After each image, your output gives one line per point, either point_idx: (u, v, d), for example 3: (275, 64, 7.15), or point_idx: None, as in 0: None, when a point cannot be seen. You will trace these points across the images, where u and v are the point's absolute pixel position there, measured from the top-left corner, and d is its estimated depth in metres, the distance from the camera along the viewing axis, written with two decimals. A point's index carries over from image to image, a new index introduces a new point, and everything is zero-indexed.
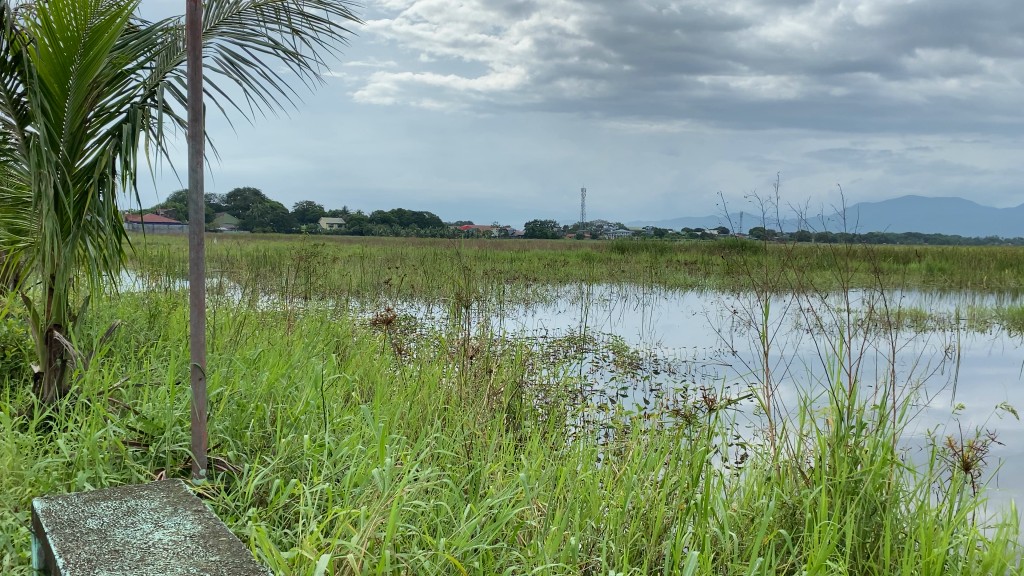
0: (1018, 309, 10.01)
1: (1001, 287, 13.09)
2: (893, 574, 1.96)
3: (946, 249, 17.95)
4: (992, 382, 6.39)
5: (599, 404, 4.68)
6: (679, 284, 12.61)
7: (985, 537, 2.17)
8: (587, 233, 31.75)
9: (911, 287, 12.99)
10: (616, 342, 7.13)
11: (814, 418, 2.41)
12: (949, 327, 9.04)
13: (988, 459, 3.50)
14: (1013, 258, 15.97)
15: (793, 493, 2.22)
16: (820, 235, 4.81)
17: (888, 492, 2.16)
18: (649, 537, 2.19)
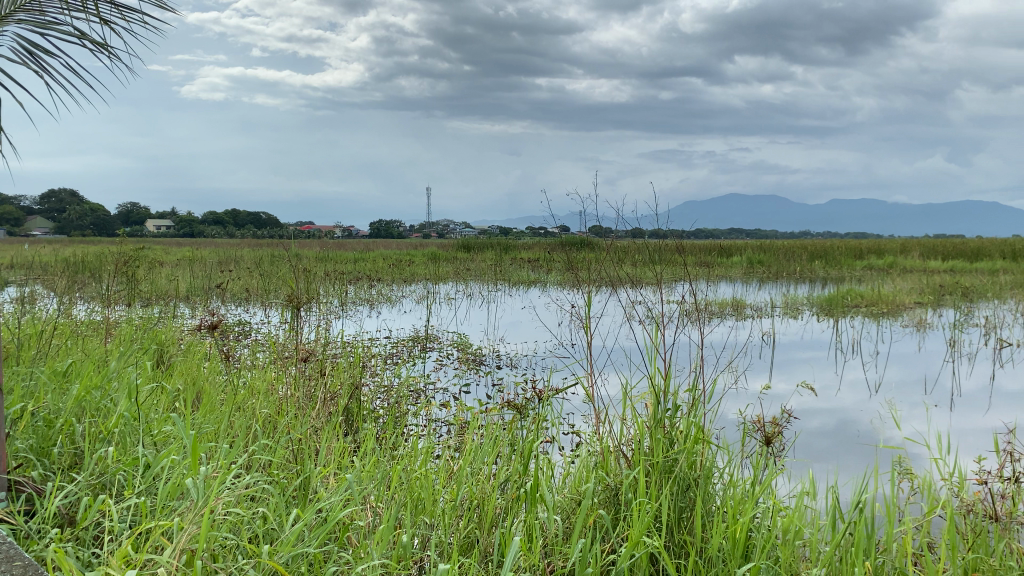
0: (825, 297, 10.92)
1: (812, 276, 14.26)
2: (706, 545, 2.11)
3: (764, 244, 19.38)
4: (803, 364, 6.94)
5: (440, 402, 4.71)
6: (523, 281, 12.85)
7: (784, 504, 2.38)
8: (432, 233, 31.75)
9: (734, 279, 13.88)
10: (459, 340, 7.18)
11: (634, 403, 2.54)
12: (766, 315, 9.76)
13: (791, 433, 3.83)
14: (821, 250, 17.36)
15: (615, 475, 2.34)
16: (651, 231, 5.04)
17: (700, 469, 2.32)
18: (481, 528, 2.24)
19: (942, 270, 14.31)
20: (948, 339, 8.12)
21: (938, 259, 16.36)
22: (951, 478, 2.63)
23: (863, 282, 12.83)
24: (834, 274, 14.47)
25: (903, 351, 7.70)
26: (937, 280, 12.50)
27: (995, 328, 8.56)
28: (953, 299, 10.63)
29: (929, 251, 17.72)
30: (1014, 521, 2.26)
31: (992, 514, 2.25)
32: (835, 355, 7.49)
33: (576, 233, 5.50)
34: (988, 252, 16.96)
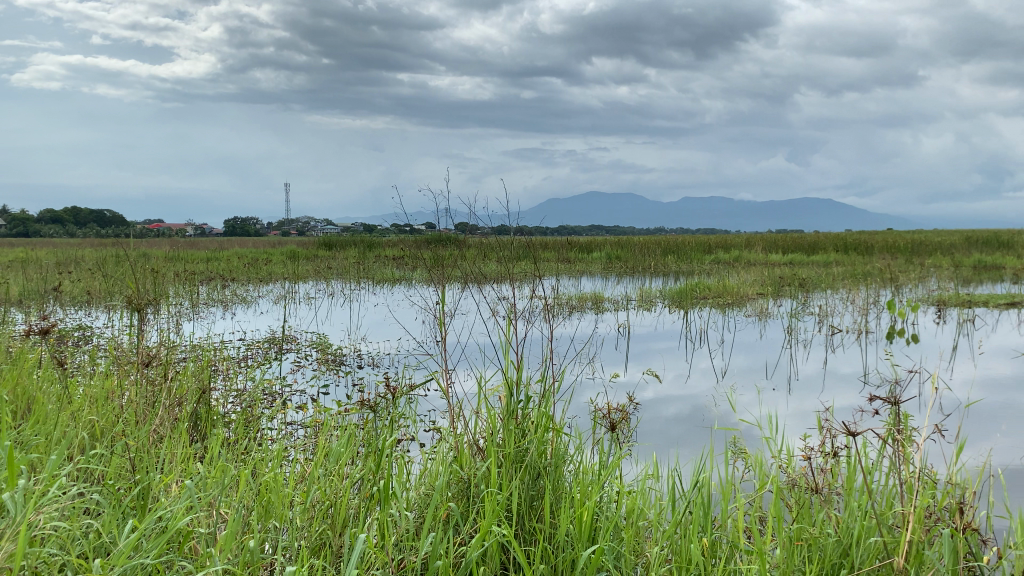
0: (677, 289, 11.44)
1: (666, 270, 14.92)
2: (554, 530, 2.18)
3: (622, 239, 20.10)
4: (657, 354, 7.27)
5: (296, 405, 4.61)
6: (386, 279, 12.75)
7: (629, 487, 2.50)
8: (292, 231, 30.87)
9: (593, 275, 14.29)
10: (318, 340, 7.04)
11: (487, 396, 2.60)
12: (623, 308, 10.14)
13: (636, 421, 4.01)
14: (674, 245, 18.15)
15: (468, 467, 2.38)
16: (516, 228, 5.12)
17: (550, 458, 2.40)
18: (332, 529, 2.23)
19: (782, 262, 15.31)
20: (786, 327, 8.71)
21: (779, 252, 17.47)
22: (779, 454, 2.83)
23: (712, 275, 13.53)
24: (686, 268, 15.18)
25: (746, 339, 8.20)
26: (778, 272, 13.36)
27: (828, 316, 9.26)
28: (792, 290, 11.40)
29: (770, 245, 18.86)
30: (833, 491, 2.46)
31: (813, 486, 2.46)
32: (686, 345, 7.87)
33: (440, 230, 5.51)
34: (822, 246, 18.26)
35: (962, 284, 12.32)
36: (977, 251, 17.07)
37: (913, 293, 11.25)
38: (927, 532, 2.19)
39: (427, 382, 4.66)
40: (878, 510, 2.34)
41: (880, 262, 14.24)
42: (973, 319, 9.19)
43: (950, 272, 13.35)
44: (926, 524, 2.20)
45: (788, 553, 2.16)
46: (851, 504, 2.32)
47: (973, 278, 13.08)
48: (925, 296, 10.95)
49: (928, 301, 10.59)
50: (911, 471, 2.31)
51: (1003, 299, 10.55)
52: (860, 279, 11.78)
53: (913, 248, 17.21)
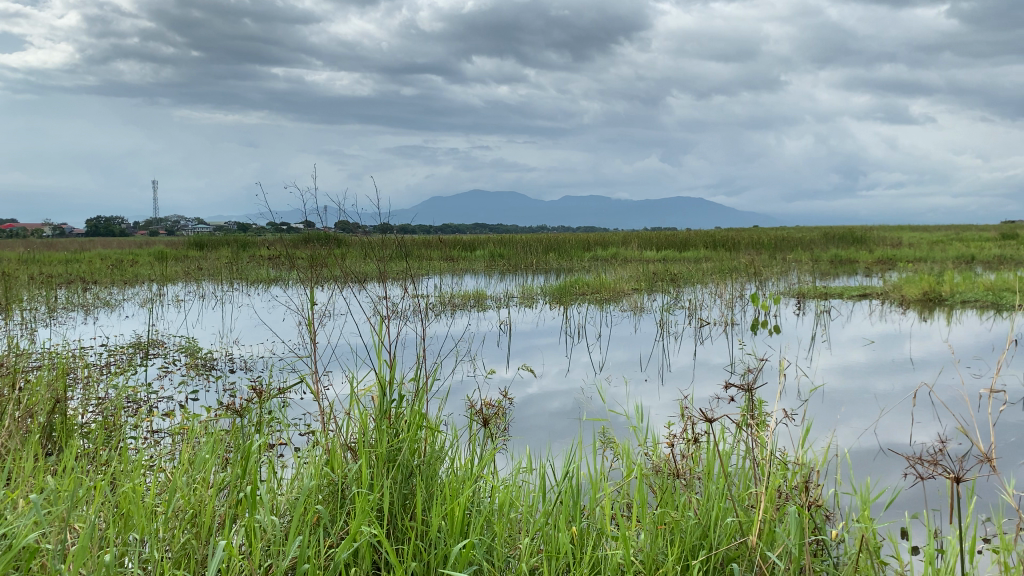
0: (557, 286, 11.64)
1: (547, 267, 15.18)
2: (426, 528, 2.19)
3: (504, 236, 20.27)
4: (536, 350, 7.38)
5: (162, 412, 4.41)
6: (261, 279, 12.38)
7: (500, 483, 2.53)
8: (161, 231, 29.48)
9: (475, 272, 14.33)
10: (188, 344, 6.77)
11: (360, 395, 2.56)
12: (503, 305, 10.24)
13: (508, 418, 4.06)
14: (555, 243, 18.44)
15: (340, 468, 2.35)
16: (399, 227, 5.06)
17: (422, 456, 2.40)
18: (196, 538, 2.16)
19: (657, 258, 15.89)
20: (658, 321, 9.04)
21: (654, 249, 18.05)
22: (645, 443, 2.95)
23: (590, 272, 13.84)
24: (566, 265, 15.45)
25: (622, 333, 8.44)
26: (653, 268, 13.81)
27: (697, 309, 9.67)
28: (665, 285, 11.82)
29: (646, 242, 19.46)
30: (695, 475, 2.58)
31: (676, 472, 2.57)
32: (564, 340, 8.03)
33: (320, 230, 5.39)
34: (694, 242, 19.02)
35: (819, 277, 13.14)
36: (834, 246, 18.20)
37: (776, 286, 11.90)
38: (778, 510, 2.33)
39: (297, 386, 4.58)
40: (734, 492, 2.47)
41: (746, 257, 14.96)
42: (828, 310, 9.82)
43: (809, 266, 14.18)
44: (777, 503, 2.35)
45: (651, 537, 2.26)
46: (709, 488, 2.44)
47: (830, 272, 13.95)
48: (787, 289, 11.59)
49: (789, 294, 11.22)
50: (764, 454, 2.45)
51: (856, 291, 11.31)
52: (728, 274, 12.34)
53: (777, 244, 18.20)
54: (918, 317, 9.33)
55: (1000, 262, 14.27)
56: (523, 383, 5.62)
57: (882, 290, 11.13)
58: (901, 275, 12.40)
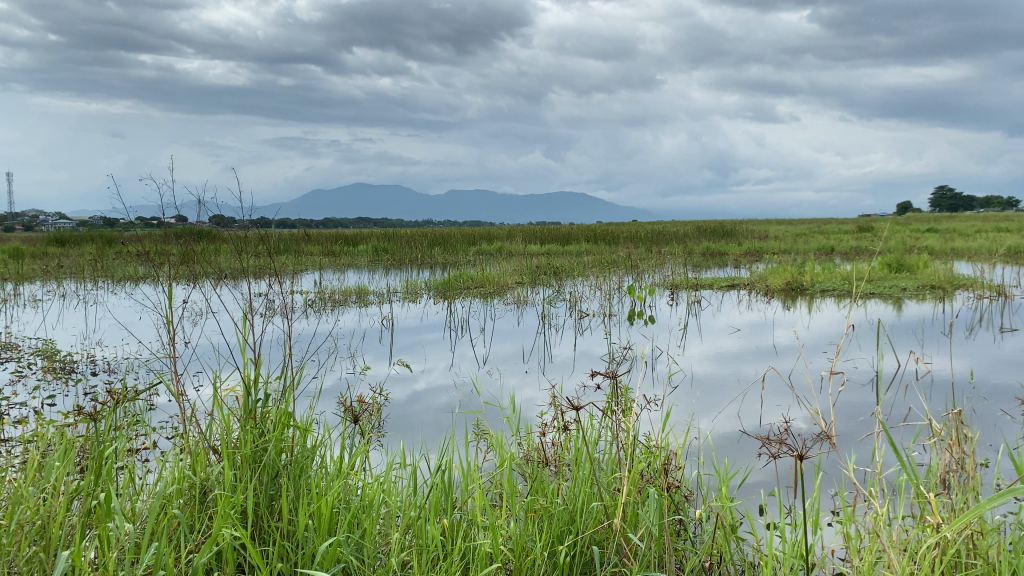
0: (441, 280, 11.63)
1: (432, 262, 15.12)
2: (293, 528, 2.16)
3: (388, 231, 20.06)
4: (420, 346, 7.36)
5: (12, 420, 4.14)
6: (129, 277, 11.76)
7: (370, 479, 2.52)
8: (15, 227, 27.53)
9: (358, 267, 14.12)
10: (45, 347, 6.37)
11: (225, 396, 2.49)
12: (386, 300, 10.13)
13: (382, 415, 4.03)
14: (439, 237, 18.42)
15: (202, 471, 2.28)
16: (277, 222, 4.92)
17: (289, 455, 2.37)
18: (44, 551, 2.05)
19: (540, 252, 16.11)
20: (540, 314, 9.17)
21: (537, 243, 18.30)
22: (517, 434, 3.00)
23: (474, 266, 13.89)
24: (450, 259, 15.45)
25: (505, 326, 8.53)
26: (535, 262, 14.00)
27: (578, 301, 9.87)
28: (547, 278, 12.02)
29: (529, 236, 19.71)
30: (563, 464, 2.65)
31: (545, 461, 2.63)
32: (448, 335, 8.03)
33: (192, 225, 5.17)
34: (575, 236, 19.43)
35: (693, 269, 13.67)
36: (706, 239, 19.01)
37: (652, 278, 12.31)
38: (640, 492, 2.43)
39: (155, 385, 4.37)
40: (601, 478, 2.55)
41: (625, 250, 15.40)
42: (700, 300, 10.25)
43: (683, 258, 14.74)
44: (639, 486, 2.44)
45: (520, 524, 2.31)
46: (575, 476, 2.51)
47: (702, 263, 14.54)
48: (662, 281, 12.02)
49: (664, 286, 11.64)
50: (628, 440, 2.54)
51: (726, 282, 11.85)
52: (606, 267, 12.67)
53: (654, 238, 18.82)
54: (782, 305, 9.88)
55: (855, 254, 15.27)
56: (408, 380, 5.59)
57: (749, 281, 11.70)
58: (766, 266, 13.08)
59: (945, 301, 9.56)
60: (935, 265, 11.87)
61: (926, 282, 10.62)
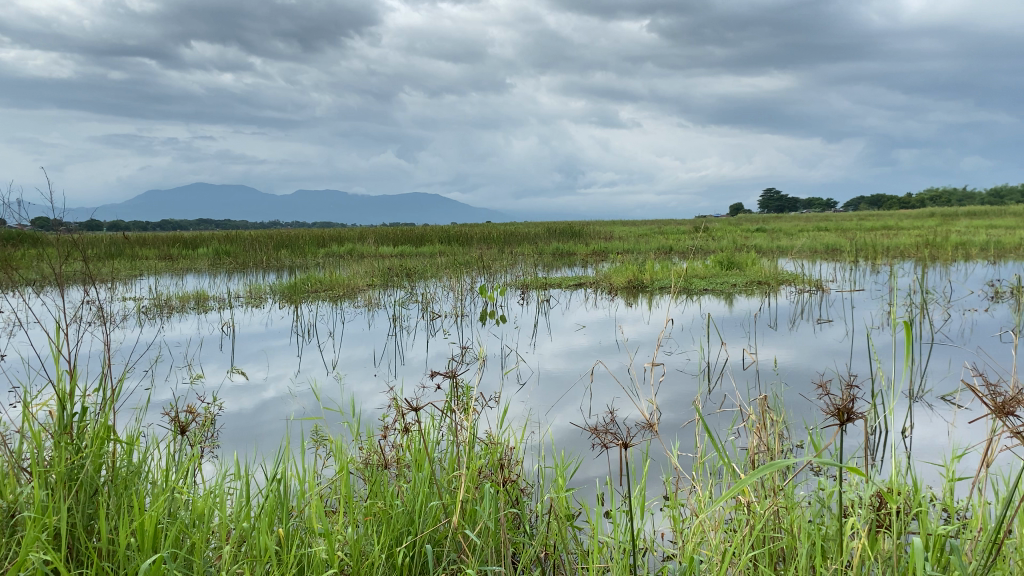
0: (287, 284, 11.30)
1: (279, 265, 14.67)
2: (112, 548, 2.05)
3: (231, 233, 19.26)
4: (265, 352, 7.12)
5: None
6: None
7: (200, 493, 2.43)
8: None
9: (198, 272, 13.47)
10: None
11: (37, 412, 2.32)
12: (227, 305, 9.74)
13: (215, 426, 3.88)
14: (286, 239, 17.90)
15: (8, 494, 2.12)
16: (109, 224, 4.65)
17: (109, 473, 2.24)
18: None
19: (391, 254, 15.96)
20: (391, 316, 9.10)
21: (389, 244, 18.13)
22: (357, 437, 2.98)
23: (322, 269, 13.57)
24: (299, 262, 15.03)
25: (354, 330, 8.40)
26: (387, 264, 13.86)
27: (429, 303, 9.87)
28: (399, 280, 11.94)
29: (380, 237, 19.49)
30: (402, 465, 2.66)
31: (385, 462, 2.62)
32: (295, 340, 7.83)
33: (10, 228, 4.79)
34: (428, 237, 19.40)
35: (542, 269, 14.00)
36: (555, 240, 19.51)
37: (504, 279, 12.50)
38: (478, 489, 2.48)
39: None
40: (440, 476, 2.58)
41: (477, 251, 15.53)
42: (549, 299, 10.51)
43: (533, 258, 15.04)
44: (476, 483, 2.48)
45: (358, 527, 2.29)
46: (415, 476, 2.52)
47: (552, 263, 14.93)
48: (513, 281, 12.22)
49: (515, 286, 11.84)
50: (467, 439, 2.58)
51: (574, 281, 12.19)
52: (458, 267, 12.73)
53: (505, 239, 19.15)
54: (625, 302, 10.31)
55: (693, 253, 16.11)
56: (254, 389, 5.40)
57: (595, 279, 12.12)
58: (611, 265, 13.57)
59: (771, 296, 10.28)
60: (762, 262, 12.74)
61: (754, 278, 11.39)
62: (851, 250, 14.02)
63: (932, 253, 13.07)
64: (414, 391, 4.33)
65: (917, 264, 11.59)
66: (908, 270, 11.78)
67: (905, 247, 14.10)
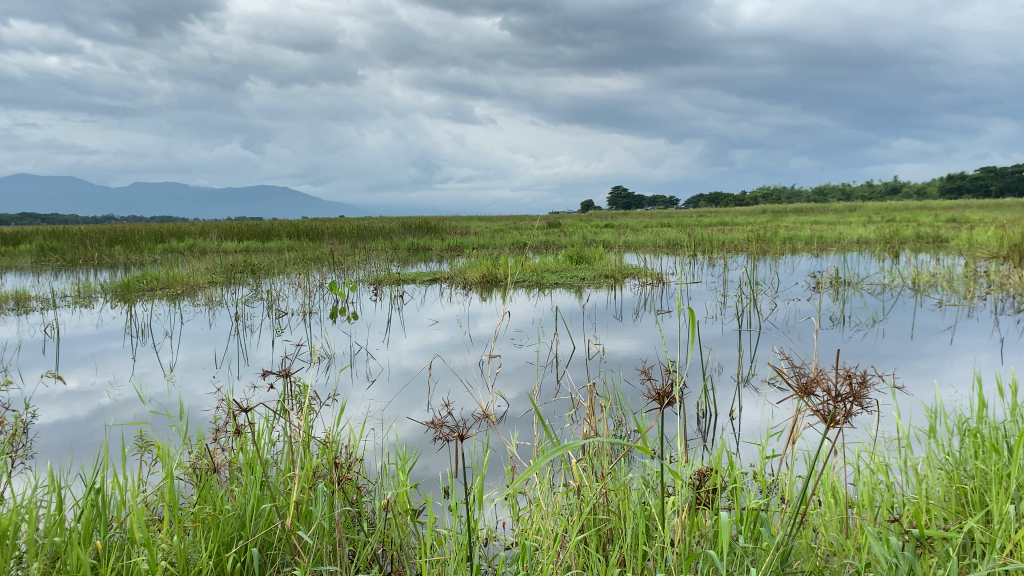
0: (119, 282, 10.61)
1: (111, 262, 13.75)
2: None
3: (57, 227, 17.85)
4: (94, 355, 6.68)
5: None
6: None
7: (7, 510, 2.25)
8: None
9: (17, 270, 12.40)
10: None
11: None
12: (51, 306, 9.04)
13: (28, 438, 3.60)
14: (121, 235, 16.80)
15: None
16: None
17: None
18: None
19: (235, 250, 15.30)
20: (233, 315, 8.75)
21: (235, 240, 17.39)
22: (185, 441, 2.85)
23: (160, 266, 12.83)
24: (134, 259, 14.16)
25: (193, 330, 8.02)
26: (231, 260, 13.30)
27: (275, 300, 9.56)
28: (244, 277, 11.49)
29: (225, 232, 18.66)
30: (233, 468, 2.57)
31: (216, 466, 2.52)
32: (128, 341, 7.38)
33: None
34: (276, 232, 18.77)
35: (395, 264, 13.87)
36: (409, 235, 19.41)
37: (355, 275, 12.28)
38: (312, 488, 2.43)
39: None
40: (275, 479, 2.51)
41: (327, 247, 15.17)
42: (402, 295, 10.44)
43: (387, 253, 14.87)
44: (310, 483, 2.44)
45: (185, 536, 2.20)
46: (247, 479, 2.44)
47: (406, 259, 14.81)
48: (365, 277, 12.04)
49: (367, 281, 11.67)
50: (302, 439, 2.52)
51: (427, 277, 12.14)
52: (307, 263, 12.39)
53: (358, 233, 18.85)
54: (478, 297, 10.39)
55: (545, 249, 16.44)
56: (83, 395, 5.07)
57: (448, 274, 12.13)
58: (465, 261, 13.60)
59: (617, 289, 10.66)
60: (609, 257, 13.18)
61: (601, 272, 11.77)
62: (691, 244, 14.77)
63: (763, 248, 13.97)
64: (247, 392, 4.25)
65: (749, 257, 12.34)
66: (741, 263, 12.54)
67: (739, 243, 14.98)
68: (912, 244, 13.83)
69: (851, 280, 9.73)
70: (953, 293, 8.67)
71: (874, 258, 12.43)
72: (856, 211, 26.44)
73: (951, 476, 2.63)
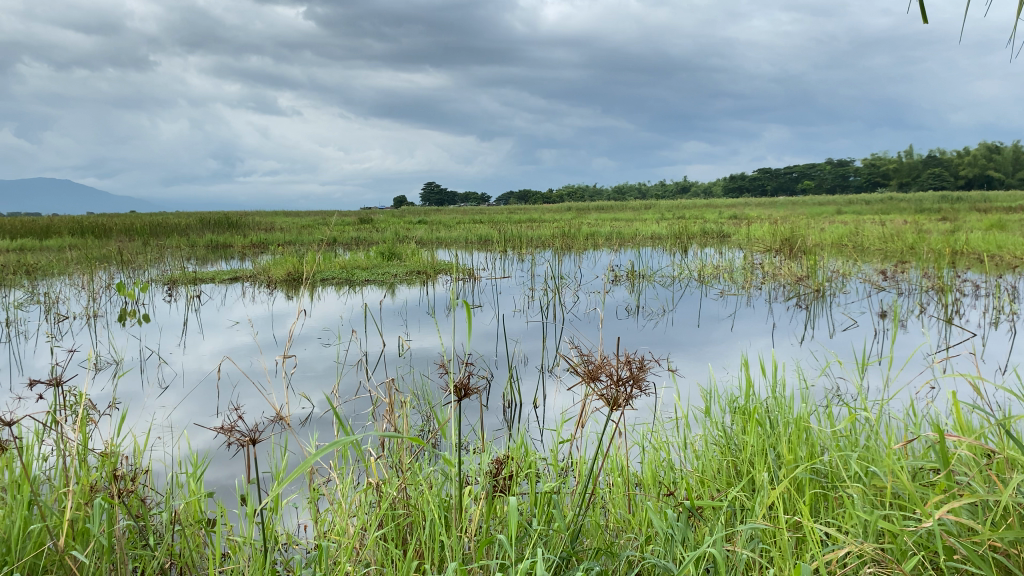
0: None
1: None
2: None
3: None
4: None
5: None
6: None
7: None
8: None
9: None
10: None
11: None
12: None
13: None
14: None
15: None
16: None
17: None
18: None
19: (7, 248, 13.87)
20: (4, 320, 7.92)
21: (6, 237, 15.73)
22: None
23: None
24: None
25: None
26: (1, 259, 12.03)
27: (55, 303, 8.76)
28: (17, 278, 10.42)
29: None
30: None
31: None
32: None
33: None
34: (57, 229, 17.18)
35: (194, 262, 13.14)
36: (209, 231, 18.44)
37: (146, 274, 11.50)
38: (88, 505, 2.25)
39: None
40: (45, 497, 2.31)
41: (116, 245, 14.08)
42: (200, 295, 9.91)
43: (183, 252, 14.04)
44: (86, 500, 2.26)
45: None
46: (11, 499, 2.23)
47: (206, 257, 14.06)
48: (159, 276, 11.31)
49: (160, 281, 10.97)
50: (75, 453, 2.33)
51: (228, 275, 11.60)
52: (92, 261, 11.44)
53: (151, 230, 17.66)
54: (284, 295, 10.05)
55: (355, 245, 16.21)
56: None
57: (251, 272, 11.65)
58: (270, 258, 13.11)
59: (427, 284, 10.71)
60: (420, 253, 13.20)
61: (413, 268, 11.77)
62: (500, 240, 15.12)
63: (568, 242, 14.56)
64: (13, 404, 3.86)
65: (554, 252, 12.82)
66: (547, 257, 13.00)
67: (545, 239, 15.53)
68: (699, 239, 14.95)
69: (645, 272, 10.36)
70: (732, 283, 9.48)
71: (666, 253, 13.32)
72: (651, 210, 28.09)
73: (722, 450, 2.88)
